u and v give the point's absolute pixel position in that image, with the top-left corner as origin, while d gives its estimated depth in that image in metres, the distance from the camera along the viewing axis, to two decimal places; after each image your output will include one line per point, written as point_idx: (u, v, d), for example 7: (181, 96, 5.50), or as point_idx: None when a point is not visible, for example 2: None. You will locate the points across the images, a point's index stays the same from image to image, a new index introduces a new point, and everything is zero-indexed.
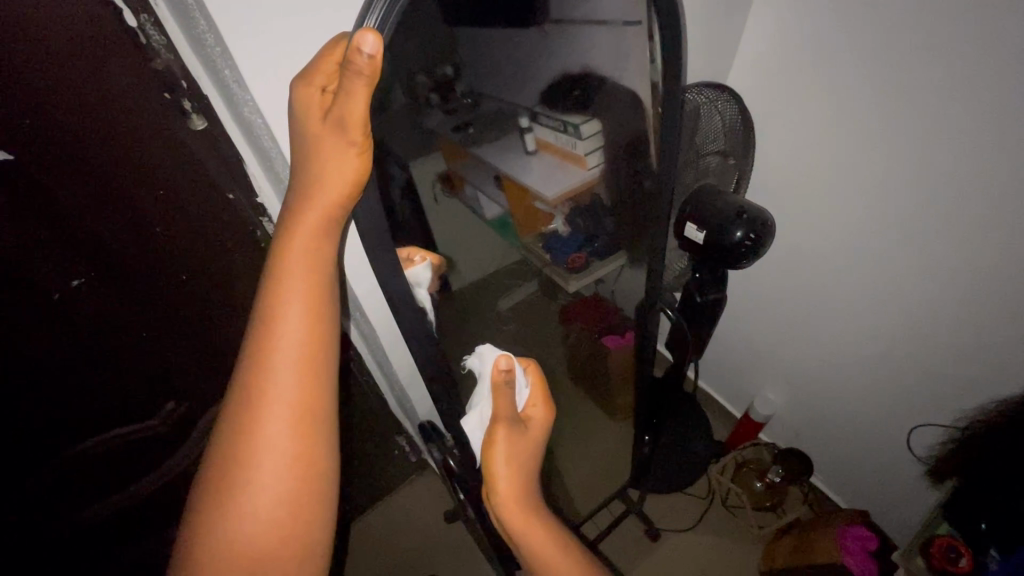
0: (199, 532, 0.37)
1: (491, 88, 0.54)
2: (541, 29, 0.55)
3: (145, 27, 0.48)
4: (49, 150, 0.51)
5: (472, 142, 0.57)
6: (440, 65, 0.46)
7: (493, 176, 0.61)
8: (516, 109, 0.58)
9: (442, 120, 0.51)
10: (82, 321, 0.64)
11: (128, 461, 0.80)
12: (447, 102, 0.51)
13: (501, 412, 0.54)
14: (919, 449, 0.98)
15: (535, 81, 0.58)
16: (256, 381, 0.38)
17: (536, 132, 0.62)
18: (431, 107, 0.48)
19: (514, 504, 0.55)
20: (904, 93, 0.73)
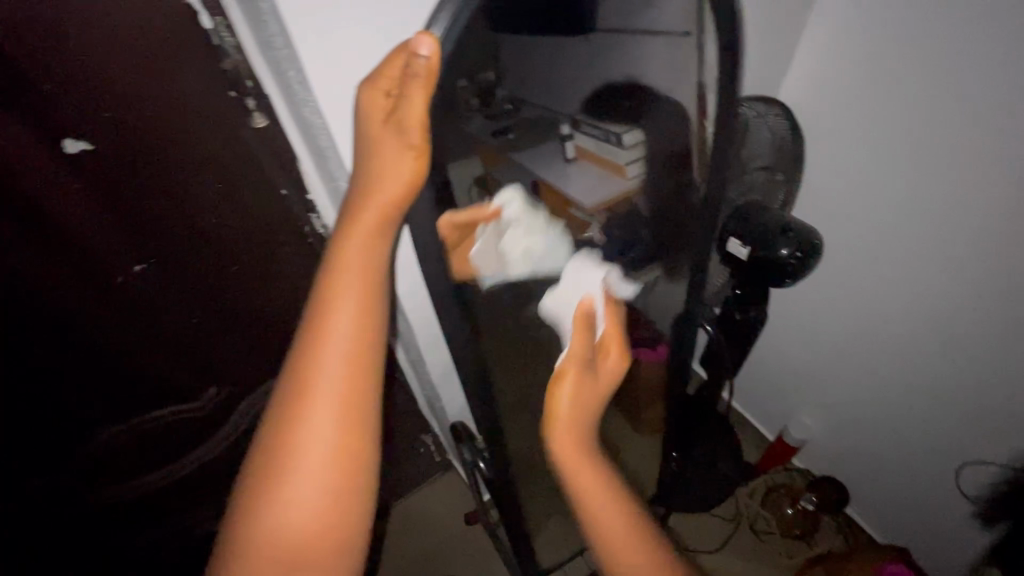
0: (245, 515, 0.39)
1: (535, 92, 0.53)
2: (588, 37, 0.52)
3: (219, 28, 0.51)
4: (122, 142, 0.54)
5: (511, 148, 0.54)
6: (485, 71, 0.42)
7: (532, 182, 0.57)
8: (559, 116, 0.57)
9: (484, 125, 0.47)
10: (140, 304, 0.68)
11: (173, 436, 0.85)
12: (490, 107, 0.47)
13: (576, 349, 0.47)
14: (970, 488, 0.94)
15: (578, 92, 0.56)
16: (308, 372, 0.39)
17: (576, 140, 0.60)
18: (471, 112, 0.44)
19: (582, 482, 0.47)
20: (985, 112, 0.71)
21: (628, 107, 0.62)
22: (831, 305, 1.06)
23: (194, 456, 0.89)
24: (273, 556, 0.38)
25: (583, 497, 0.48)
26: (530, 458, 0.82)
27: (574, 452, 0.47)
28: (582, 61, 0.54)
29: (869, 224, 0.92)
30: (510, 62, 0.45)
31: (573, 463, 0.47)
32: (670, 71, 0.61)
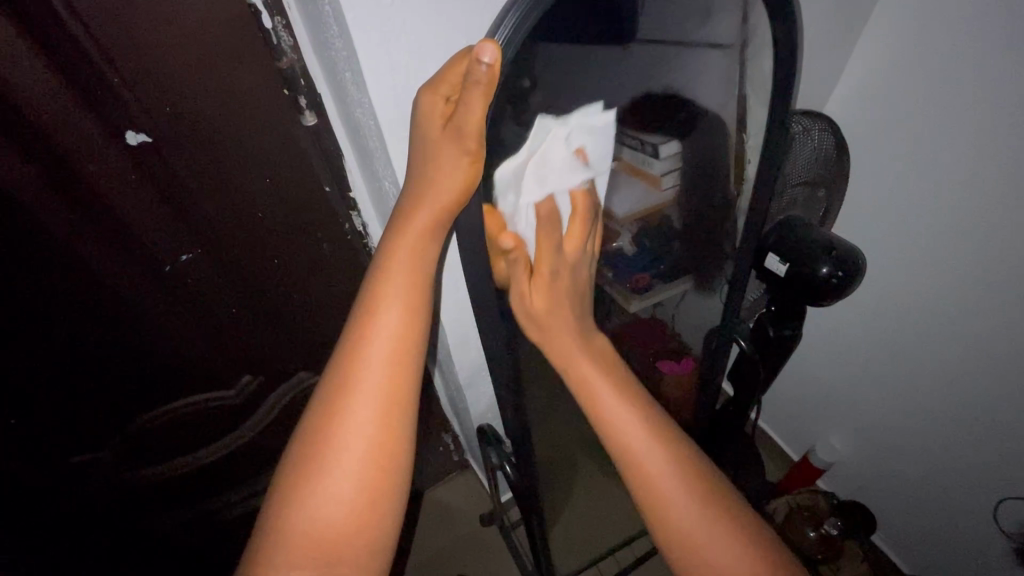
0: (281, 508, 0.39)
1: (574, 101, 0.48)
2: (627, 48, 0.49)
3: (278, 29, 0.52)
4: (179, 135, 0.56)
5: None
6: (519, 78, 0.40)
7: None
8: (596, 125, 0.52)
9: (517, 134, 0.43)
10: (184, 291, 0.70)
11: (208, 422, 0.87)
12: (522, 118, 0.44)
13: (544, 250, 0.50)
14: (1006, 524, 0.90)
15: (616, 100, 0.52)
16: (350, 367, 0.40)
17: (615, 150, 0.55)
18: (504, 120, 0.41)
19: (605, 415, 0.46)
20: None
21: (670, 117, 0.59)
22: (867, 326, 1.03)
23: (225, 442, 0.92)
24: (307, 552, 0.38)
25: (604, 424, 0.46)
26: (554, 465, 0.82)
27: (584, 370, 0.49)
28: (619, 68, 0.50)
29: (911, 245, 0.89)
30: (546, 75, 0.43)
31: (594, 395, 0.47)
32: (718, 86, 0.59)
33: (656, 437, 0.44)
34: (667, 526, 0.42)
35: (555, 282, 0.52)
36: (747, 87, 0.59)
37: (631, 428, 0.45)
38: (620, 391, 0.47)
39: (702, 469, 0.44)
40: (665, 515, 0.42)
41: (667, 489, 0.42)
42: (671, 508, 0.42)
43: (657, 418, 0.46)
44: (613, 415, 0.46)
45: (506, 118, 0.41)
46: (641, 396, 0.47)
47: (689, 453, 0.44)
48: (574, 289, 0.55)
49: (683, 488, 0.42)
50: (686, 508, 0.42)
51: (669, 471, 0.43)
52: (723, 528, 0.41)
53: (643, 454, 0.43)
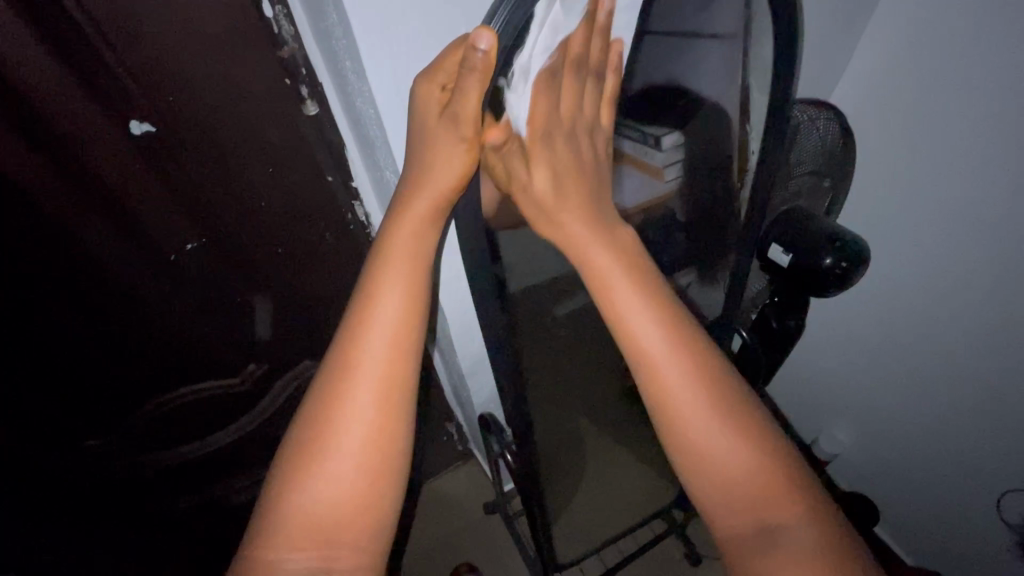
0: (283, 488, 0.39)
1: None
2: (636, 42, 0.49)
3: (279, 17, 0.53)
4: (181, 124, 0.56)
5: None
6: (522, 68, 0.42)
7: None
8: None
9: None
10: (189, 280, 0.71)
11: (215, 409, 0.89)
12: None
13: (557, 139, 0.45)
14: (1010, 516, 0.89)
15: (621, 94, 0.53)
16: (350, 352, 0.41)
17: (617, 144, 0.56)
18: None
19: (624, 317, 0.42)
20: None
21: (672, 109, 0.59)
22: (871, 318, 1.02)
23: (230, 430, 0.94)
24: (308, 533, 0.39)
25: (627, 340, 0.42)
26: (556, 453, 0.83)
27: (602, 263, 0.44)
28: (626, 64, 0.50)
29: (917, 236, 0.88)
30: None
31: (608, 291, 0.43)
32: (719, 77, 0.59)
33: (690, 366, 0.41)
34: (698, 458, 0.40)
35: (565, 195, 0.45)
36: (750, 82, 0.59)
37: (655, 339, 0.41)
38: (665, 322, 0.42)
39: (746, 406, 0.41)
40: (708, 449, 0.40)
41: (699, 417, 0.40)
42: (682, 405, 0.40)
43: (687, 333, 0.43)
44: (634, 326, 0.42)
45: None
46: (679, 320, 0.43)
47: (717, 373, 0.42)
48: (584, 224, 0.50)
49: (720, 417, 0.40)
50: (725, 445, 0.39)
51: (701, 399, 0.40)
52: (759, 462, 0.39)
53: (666, 367, 0.41)
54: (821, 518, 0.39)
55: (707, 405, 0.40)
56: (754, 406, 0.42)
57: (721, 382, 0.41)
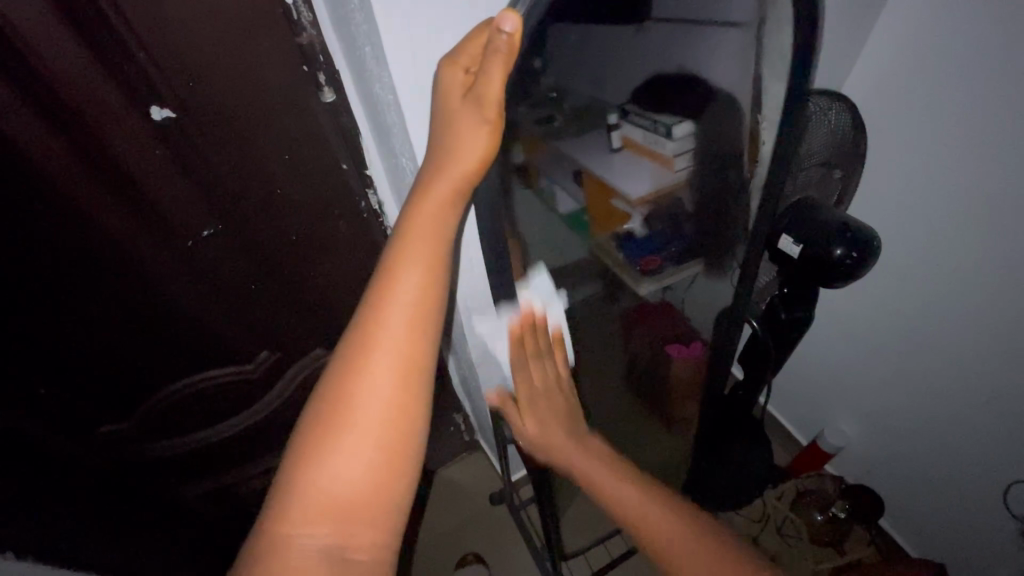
0: (301, 465, 0.40)
1: (576, 83, 0.52)
2: (640, 28, 0.50)
3: (298, 4, 0.53)
4: (201, 111, 0.57)
5: (554, 136, 0.55)
6: (532, 57, 0.42)
7: (574, 170, 0.61)
8: (605, 107, 0.58)
9: (525, 112, 0.48)
10: (205, 267, 0.72)
11: (227, 396, 0.90)
12: (530, 95, 0.47)
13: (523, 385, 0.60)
14: (1016, 507, 0.90)
15: (626, 80, 0.56)
16: (371, 333, 0.41)
17: (623, 130, 0.61)
18: (516, 101, 0.45)
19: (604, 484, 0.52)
20: None
21: (681, 97, 0.60)
22: (879, 311, 1.02)
23: (244, 418, 0.95)
24: (326, 508, 0.39)
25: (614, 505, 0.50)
26: None
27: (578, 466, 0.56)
28: (632, 48, 0.52)
29: (927, 229, 0.88)
30: (557, 54, 0.45)
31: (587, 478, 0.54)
32: (733, 66, 0.58)
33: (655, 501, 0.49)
34: (665, 557, 0.46)
35: (552, 413, 0.61)
36: (762, 69, 0.57)
37: (632, 494, 0.50)
38: (593, 466, 0.55)
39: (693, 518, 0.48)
40: (679, 554, 0.46)
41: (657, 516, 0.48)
42: (623, 493, 0.50)
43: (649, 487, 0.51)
44: (607, 486, 0.52)
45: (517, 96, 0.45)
46: (633, 472, 0.54)
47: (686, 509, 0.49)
48: (565, 402, 0.62)
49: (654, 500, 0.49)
50: (677, 532, 0.47)
51: (644, 498, 0.49)
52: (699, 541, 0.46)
53: (637, 508, 0.49)
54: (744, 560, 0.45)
55: (624, 483, 0.51)
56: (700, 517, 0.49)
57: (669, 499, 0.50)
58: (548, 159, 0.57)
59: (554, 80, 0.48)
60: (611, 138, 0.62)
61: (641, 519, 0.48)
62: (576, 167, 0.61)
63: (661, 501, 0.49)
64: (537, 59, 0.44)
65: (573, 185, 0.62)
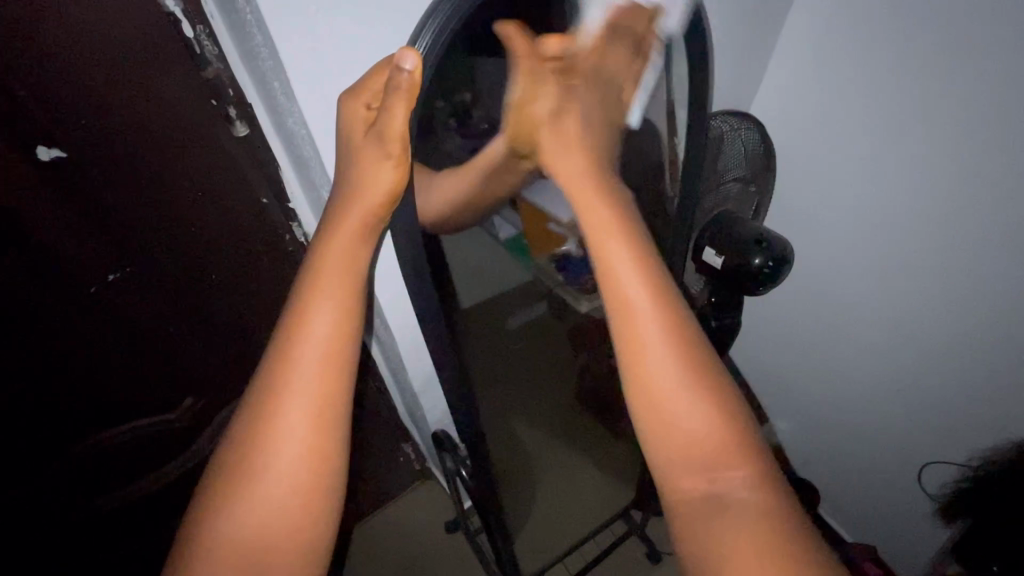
0: (207, 515, 0.38)
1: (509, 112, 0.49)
2: None
3: (201, 37, 0.51)
4: (96, 149, 0.53)
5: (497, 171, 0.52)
6: (460, 91, 0.43)
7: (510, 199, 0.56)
8: None
9: (460, 146, 0.47)
10: (112, 313, 0.67)
11: (147, 448, 0.83)
12: (466, 127, 0.47)
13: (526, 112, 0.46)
14: (930, 485, 0.98)
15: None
16: (280, 373, 0.39)
17: None
18: (448, 131, 0.45)
19: (635, 313, 0.40)
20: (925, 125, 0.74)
21: None
22: (803, 313, 1.09)
23: (167, 471, 0.88)
24: (237, 556, 0.37)
25: (636, 348, 0.40)
26: (510, 461, 0.84)
27: (632, 301, 0.40)
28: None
29: (837, 236, 0.95)
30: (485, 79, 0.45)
31: (634, 327, 0.40)
32: None
33: (684, 366, 0.40)
34: (669, 436, 0.39)
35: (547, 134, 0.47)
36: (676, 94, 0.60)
37: (665, 362, 0.40)
38: (631, 249, 0.42)
39: (739, 413, 0.40)
40: (685, 443, 0.39)
41: (682, 405, 0.39)
42: (655, 362, 0.40)
43: (696, 354, 0.40)
44: (647, 348, 0.40)
45: (452, 129, 0.46)
46: (660, 271, 0.42)
47: (729, 399, 0.40)
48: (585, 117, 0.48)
49: (692, 390, 0.39)
50: (697, 415, 0.39)
51: (675, 367, 0.39)
52: (720, 430, 0.39)
53: (657, 356, 0.40)
54: (770, 487, 0.38)
55: (676, 373, 0.39)
56: (741, 415, 0.40)
57: (693, 346, 0.40)
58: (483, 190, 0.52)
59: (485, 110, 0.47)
60: None
61: (658, 391, 0.39)
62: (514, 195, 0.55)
63: (704, 391, 0.39)
64: (466, 92, 0.44)
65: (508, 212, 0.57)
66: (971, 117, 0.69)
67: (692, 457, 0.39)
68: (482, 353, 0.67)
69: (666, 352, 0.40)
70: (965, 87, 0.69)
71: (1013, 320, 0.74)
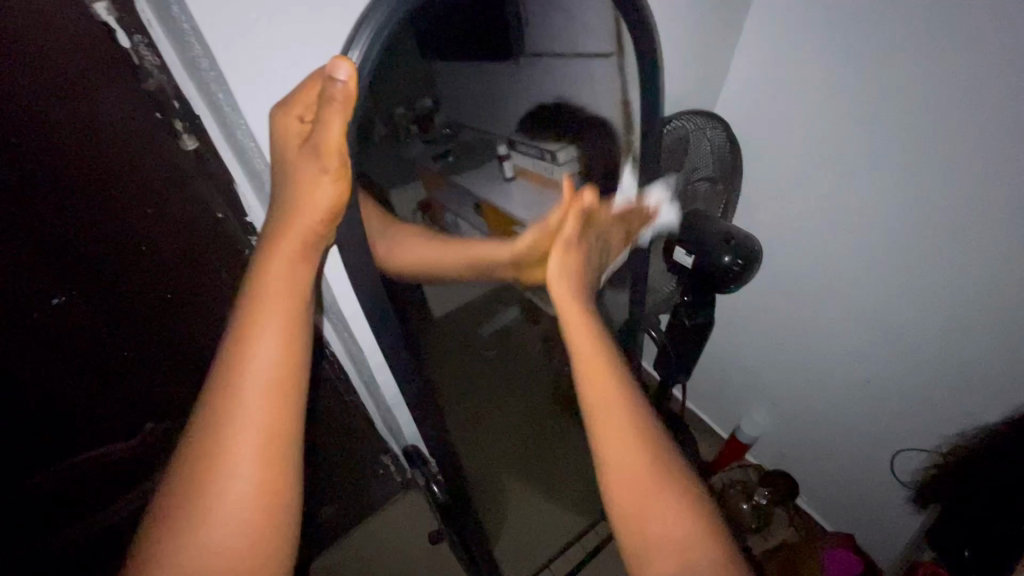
0: (149, 565, 0.35)
1: (467, 118, 0.54)
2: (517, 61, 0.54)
3: (139, 48, 0.48)
4: (31, 168, 0.50)
5: (452, 170, 0.57)
6: (422, 97, 0.44)
7: (472, 201, 0.61)
8: (492, 137, 0.59)
9: (423, 149, 0.50)
10: (58, 340, 0.63)
11: (106, 478, 0.80)
12: (425, 133, 0.49)
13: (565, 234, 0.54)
14: (902, 474, 1.00)
15: (512, 112, 0.58)
16: (222, 406, 0.37)
17: (514, 160, 0.62)
18: (411, 138, 0.46)
19: (604, 415, 0.46)
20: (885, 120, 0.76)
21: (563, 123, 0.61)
22: (775, 308, 1.09)
23: (129, 499, 0.84)
24: None
25: (605, 449, 0.45)
26: (487, 470, 0.83)
27: (602, 403, 0.46)
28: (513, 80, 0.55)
29: (806, 232, 0.96)
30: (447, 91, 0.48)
31: (603, 428, 0.46)
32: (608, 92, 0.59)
33: (650, 456, 0.45)
34: (641, 530, 0.43)
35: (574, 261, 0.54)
36: (629, 93, 0.57)
37: (631, 458, 0.45)
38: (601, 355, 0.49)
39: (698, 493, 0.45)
40: (655, 536, 0.43)
41: (648, 496, 0.43)
42: (622, 462, 0.45)
43: (659, 446, 0.46)
44: (615, 451, 0.45)
45: (414, 137, 0.46)
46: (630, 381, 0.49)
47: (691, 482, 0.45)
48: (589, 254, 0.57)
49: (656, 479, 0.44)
50: (664, 505, 0.43)
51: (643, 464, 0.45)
52: (686, 516, 0.43)
53: (623, 455, 0.45)
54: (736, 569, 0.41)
55: (642, 466, 0.44)
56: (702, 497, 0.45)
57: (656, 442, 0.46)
58: (447, 193, 0.59)
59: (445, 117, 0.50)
60: (503, 166, 0.62)
61: (626, 487, 0.44)
62: (473, 198, 0.61)
63: (668, 477, 0.44)
64: (426, 99, 0.45)
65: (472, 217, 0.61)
66: (928, 109, 0.70)
67: (662, 546, 0.42)
68: (451, 365, 0.65)
69: (633, 448, 0.45)
70: (921, 83, 0.70)
71: (974, 310, 0.76)
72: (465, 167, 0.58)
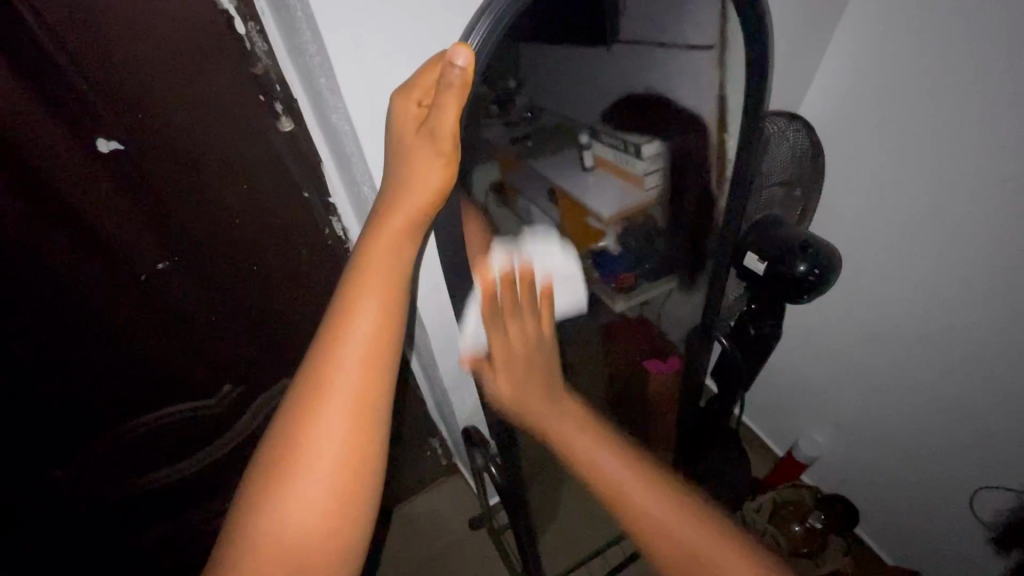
0: (249, 510, 0.39)
1: (552, 102, 0.50)
2: (610, 49, 0.50)
3: (251, 34, 0.52)
4: (151, 142, 0.55)
5: (528, 155, 0.52)
6: (507, 78, 0.43)
7: (547, 188, 0.55)
8: (577, 126, 0.55)
9: (503, 133, 0.47)
10: (158, 300, 0.69)
11: (189, 431, 0.87)
12: (508, 114, 0.46)
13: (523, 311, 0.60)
14: (984, 514, 0.92)
15: (599, 101, 0.54)
16: (321, 371, 0.39)
17: (594, 149, 0.58)
18: (491, 119, 0.45)
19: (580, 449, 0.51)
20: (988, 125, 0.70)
21: (649, 115, 0.59)
22: (848, 324, 1.03)
23: (207, 453, 0.91)
24: (279, 554, 0.38)
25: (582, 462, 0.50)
26: (538, 464, 0.83)
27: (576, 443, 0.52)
28: (608, 74, 0.52)
29: (890, 247, 0.89)
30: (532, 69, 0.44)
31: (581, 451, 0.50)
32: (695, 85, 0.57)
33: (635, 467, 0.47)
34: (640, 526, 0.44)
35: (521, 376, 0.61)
36: (726, 88, 0.57)
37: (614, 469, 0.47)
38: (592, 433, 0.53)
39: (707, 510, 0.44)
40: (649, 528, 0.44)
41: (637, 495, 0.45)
42: (606, 469, 0.48)
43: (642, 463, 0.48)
44: (597, 466, 0.48)
45: (493, 118, 0.45)
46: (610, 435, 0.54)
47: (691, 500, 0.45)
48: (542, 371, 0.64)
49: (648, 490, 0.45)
50: (657, 504, 0.44)
51: (626, 471, 0.47)
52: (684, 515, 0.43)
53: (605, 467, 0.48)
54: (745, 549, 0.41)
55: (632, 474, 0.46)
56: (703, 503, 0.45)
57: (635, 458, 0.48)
58: (524, 180, 0.53)
59: (530, 98, 0.47)
60: (582, 157, 0.58)
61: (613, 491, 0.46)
62: (552, 185, 0.55)
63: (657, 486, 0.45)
64: (510, 79, 0.43)
65: (545, 204, 0.56)
66: None
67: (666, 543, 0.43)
68: None
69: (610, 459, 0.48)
70: None
71: None
72: (546, 152, 0.53)
